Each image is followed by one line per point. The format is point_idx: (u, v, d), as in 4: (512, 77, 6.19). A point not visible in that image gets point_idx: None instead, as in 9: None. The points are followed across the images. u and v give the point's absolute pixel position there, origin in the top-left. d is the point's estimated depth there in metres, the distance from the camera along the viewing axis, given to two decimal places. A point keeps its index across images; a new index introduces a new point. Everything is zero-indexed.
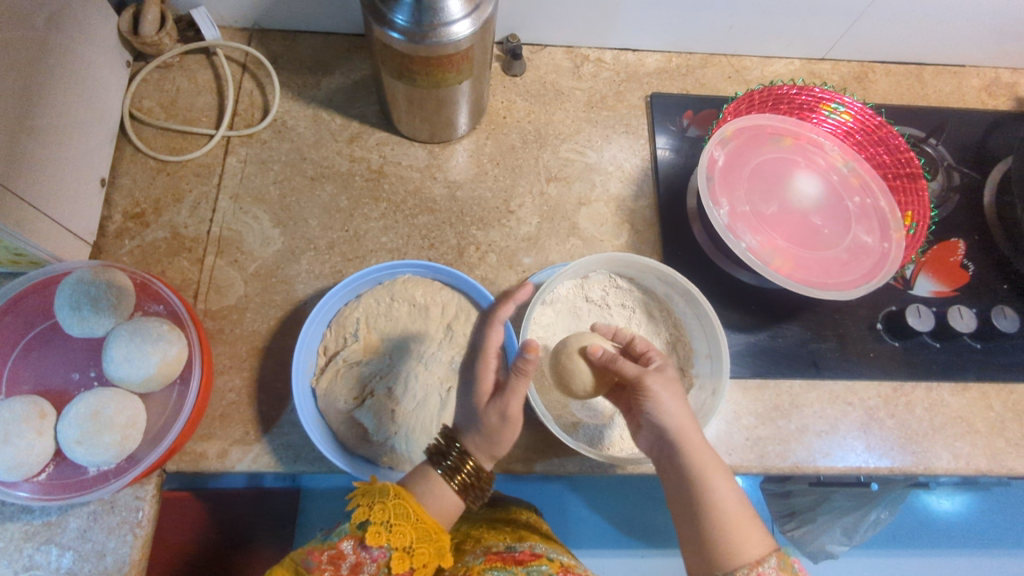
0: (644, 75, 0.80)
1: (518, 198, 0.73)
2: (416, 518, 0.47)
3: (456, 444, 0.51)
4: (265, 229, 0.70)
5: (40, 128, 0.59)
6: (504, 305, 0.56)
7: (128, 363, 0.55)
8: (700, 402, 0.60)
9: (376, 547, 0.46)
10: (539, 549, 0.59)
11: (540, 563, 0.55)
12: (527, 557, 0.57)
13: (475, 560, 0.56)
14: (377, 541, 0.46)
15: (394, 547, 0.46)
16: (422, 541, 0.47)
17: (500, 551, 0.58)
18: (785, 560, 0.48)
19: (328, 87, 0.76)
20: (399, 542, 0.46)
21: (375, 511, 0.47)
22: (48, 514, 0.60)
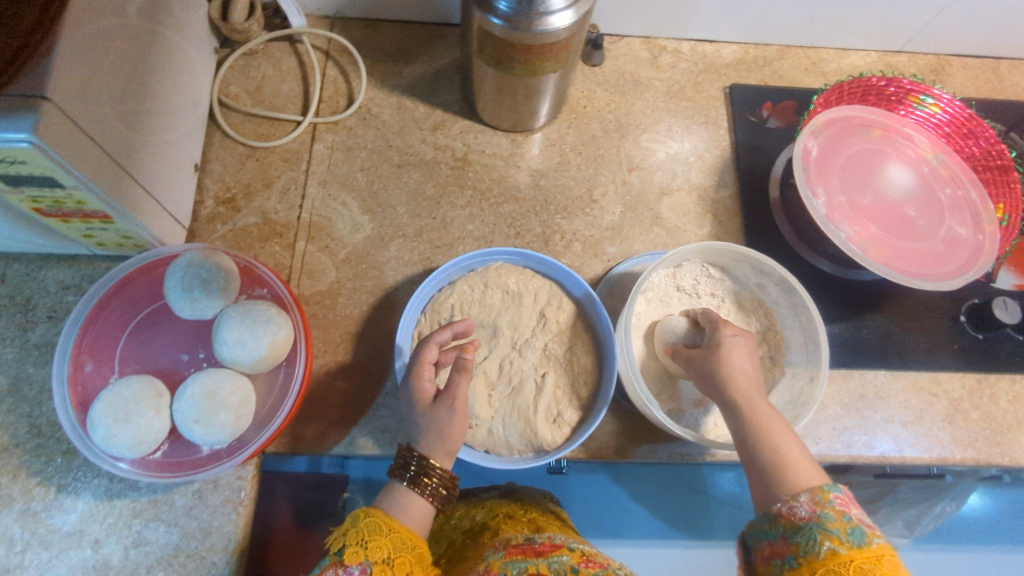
0: (722, 66, 0.80)
1: (600, 187, 0.74)
2: (391, 528, 0.48)
3: (412, 452, 0.52)
4: (355, 215, 0.71)
5: (148, 112, 0.60)
6: (440, 329, 0.58)
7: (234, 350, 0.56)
8: (797, 390, 0.62)
9: (354, 562, 0.46)
10: (560, 540, 0.60)
11: (560, 554, 0.56)
12: (547, 548, 0.58)
13: (496, 555, 0.57)
14: (355, 558, 0.46)
15: (375, 560, 0.46)
16: (401, 551, 0.47)
17: (520, 544, 0.59)
18: (820, 493, 0.45)
19: (410, 76, 0.77)
20: (377, 555, 0.46)
21: (349, 533, 0.48)
22: (154, 491, 0.61)
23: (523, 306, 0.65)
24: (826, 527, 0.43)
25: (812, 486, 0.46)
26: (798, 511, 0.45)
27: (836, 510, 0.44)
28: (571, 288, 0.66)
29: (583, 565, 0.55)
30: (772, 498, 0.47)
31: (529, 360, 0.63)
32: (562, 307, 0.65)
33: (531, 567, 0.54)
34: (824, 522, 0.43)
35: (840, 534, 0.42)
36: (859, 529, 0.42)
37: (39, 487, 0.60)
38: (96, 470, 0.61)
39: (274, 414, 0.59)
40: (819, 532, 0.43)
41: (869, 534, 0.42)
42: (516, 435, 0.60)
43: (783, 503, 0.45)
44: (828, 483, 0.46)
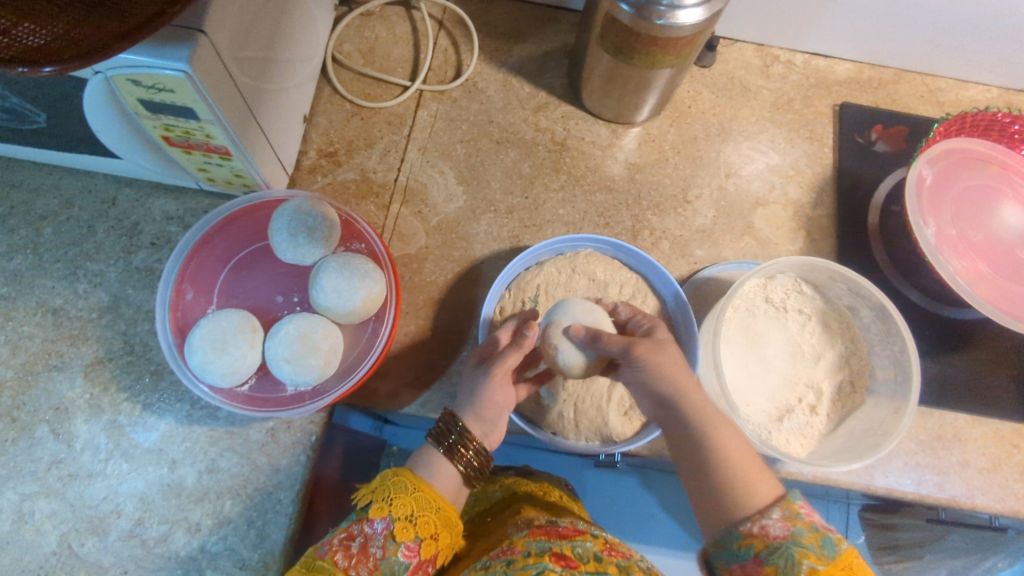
0: (834, 83, 0.78)
1: (695, 189, 0.73)
2: (416, 487, 0.49)
3: (456, 420, 0.52)
4: (450, 184, 0.72)
5: (276, 58, 0.61)
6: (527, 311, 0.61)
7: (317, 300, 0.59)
8: (879, 419, 0.61)
9: (379, 518, 0.48)
10: (584, 525, 0.59)
11: (584, 538, 0.56)
12: (572, 533, 0.57)
13: (519, 533, 0.57)
14: (380, 513, 0.48)
15: (398, 517, 0.48)
16: (425, 511, 0.49)
17: (543, 524, 0.59)
18: (790, 510, 0.46)
19: (519, 55, 0.77)
20: (401, 511, 0.48)
21: (376, 490, 0.49)
22: (231, 423, 0.63)
23: (608, 296, 0.65)
24: (801, 544, 0.44)
25: (777, 503, 0.47)
26: (770, 530, 0.46)
27: (806, 524, 0.45)
28: (658, 285, 0.66)
29: (607, 554, 0.54)
30: (735, 516, 0.48)
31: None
32: (648, 302, 0.65)
33: (553, 546, 0.53)
34: (798, 538, 0.45)
35: (816, 550, 0.44)
36: (830, 539, 0.44)
37: (127, 402, 0.63)
38: (179, 395, 0.64)
39: (358, 366, 0.61)
40: (797, 551, 0.44)
41: (838, 542, 0.44)
42: (585, 420, 0.61)
43: (755, 524, 0.47)
44: (791, 496, 0.47)
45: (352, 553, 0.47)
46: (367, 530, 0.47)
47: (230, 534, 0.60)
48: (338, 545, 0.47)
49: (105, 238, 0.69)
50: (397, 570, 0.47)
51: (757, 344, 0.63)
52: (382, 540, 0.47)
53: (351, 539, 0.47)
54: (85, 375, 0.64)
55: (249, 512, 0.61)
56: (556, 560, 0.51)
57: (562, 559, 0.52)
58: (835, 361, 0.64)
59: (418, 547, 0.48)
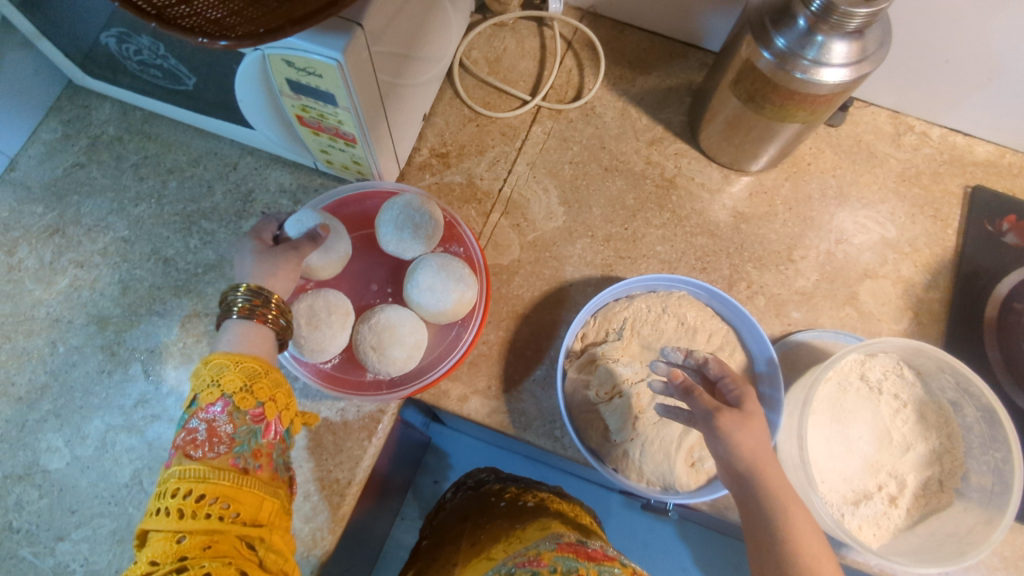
0: (970, 163, 0.74)
1: (802, 249, 0.71)
2: (238, 362, 0.47)
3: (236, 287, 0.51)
4: (552, 203, 0.72)
5: (414, 57, 0.63)
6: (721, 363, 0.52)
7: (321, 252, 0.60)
8: (965, 525, 0.57)
9: (213, 401, 0.46)
10: (615, 552, 0.56)
11: (612, 565, 0.53)
12: (601, 556, 0.55)
13: (547, 545, 0.56)
14: (212, 397, 0.46)
15: (231, 392, 0.46)
16: (256, 377, 0.47)
17: (573, 543, 0.57)
18: None
19: (642, 86, 0.77)
20: (233, 386, 0.46)
21: (195, 383, 0.47)
22: (304, 395, 0.64)
23: (695, 342, 0.63)
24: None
25: None
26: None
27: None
28: (748, 341, 0.64)
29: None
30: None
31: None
32: (736, 358, 0.63)
33: (580, 567, 0.52)
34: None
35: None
36: None
37: None
38: None
39: (435, 366, 0.62)
40: None
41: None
42: (650, 463, 0.59)
43: None
44: None
45: (200, 442, 0.44)
46: (203, 417, 0.45)
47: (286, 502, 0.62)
48: (185, 442, 0.45)
49: (222, 200, 0.73)
50: (253, 437, 0.46)
51: (845, 422, 0.60)
52: (226, 417, 0.45)
53: (194, 430, 0.45)
54: (182, 325, 0.67)
55: (307, 485, 0.62)
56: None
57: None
58: (924, 454, 0.61)
59: (264, 412, 0.47)
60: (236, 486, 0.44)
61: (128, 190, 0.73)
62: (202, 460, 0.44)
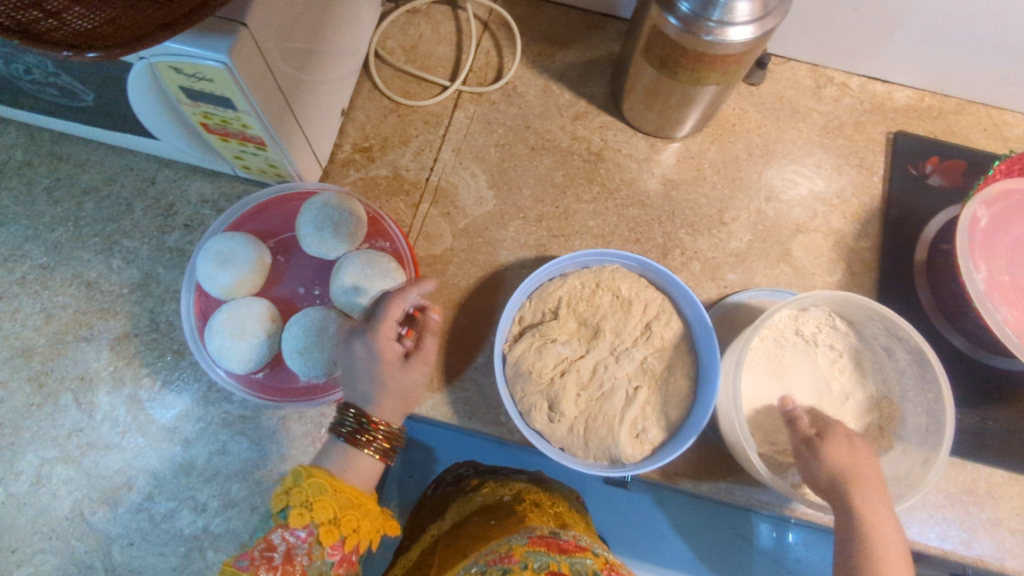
0: (891, 110, 0.74)
1: (732, 210, 0.71)
2: (336, 489, 0.47)
3: (347, 408, 0.53)
4: (481, 188, 0.71)
5: (319, 52, 0.61)
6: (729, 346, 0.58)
7: (229, 262, 0.58)
8: (904, 467, 0.58)
9: (298, 526, 0.45)
10: (587, 541, 0.56)
11: (585, 556, 0.53)
12: (573, 547, 0.54)
13: (519, 538, 0.55)
14: (299, 521, 0.45)
15: (320, 522, 0.45)
16: (348, 509, 0.47)
17: (545, 535, 0.56)
18: None
19: (562, 61, 0.76)
20: (323, 516, 0.46)
21: (292, 495, 0.46)
22: (244, 408, 0.64)
23: (630, 314, 0.63)
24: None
25: None
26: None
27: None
28: (682, 307, 0.64)
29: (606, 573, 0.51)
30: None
31: (624, 369, 0.62)
32: (671, 325, 0.63)
33: (552, 562, 0.51)
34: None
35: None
36: None
37: (148, 378, 0.65)
38: (197, 375, 0.65)
39: None
40: None
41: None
42: (596, 440, 0.59)
43: None
44: None
45: (274, 565, 0.44)
46: (287, 538, 0.45)
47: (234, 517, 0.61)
48: (258, 558, 0.44)
49: (142, 216, 0.70)
50: (325, 567, 0.46)
51: (784, 376, 0.61)
52: (306, 547, 0.45)
53: (272, 550, 0.45)
54: (111, 348, 0.66)
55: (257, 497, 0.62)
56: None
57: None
58: (863, 402, 0.61)
59: (343, 544, 0.46)
60: None
61: (42, 216, 0.70)
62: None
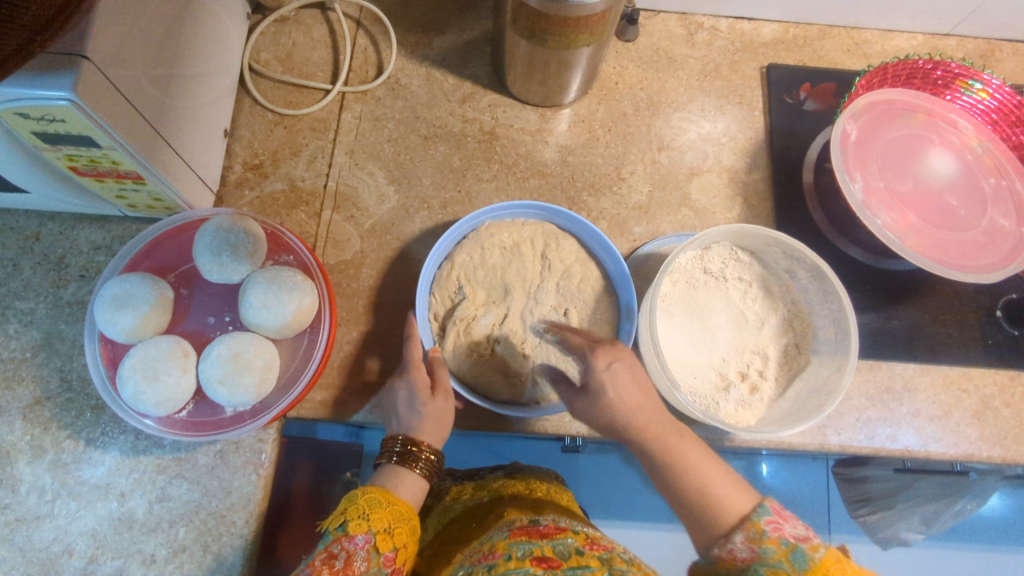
0: (760, 45, 0.78)
1: (629, 165, 0.73)
2: (390, 502, 0.51)
3: (395, 440, 0.55)
4: (381, 185, 0.71)
5: (183, 73, 0.59)
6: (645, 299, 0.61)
7: (127, 304, 0.56)
8: (822, 378, 0.61)
9: (358, 534, 0.49)
10: (565, 522, 0.55)
11: (565, 536, 0.52)
12: (553, 531, 0.53)
13: (500, 535, 0.54)
14: (359, 529, 0.49)
15: (376, 531, 0.49)
16: (401, 522, 0.50)
17: (524, 525, 0.55)
18: (755, 530, 0.44)
19: (440, 47, 0.76)
20: (379, 526, 0.49)
21: (350, 510, 0.50)
22: (178, 450, 0.62)
23: (524, 257, 0.64)
24: (769, 564, 0.42)
25: (744, 519, 0.45)
26: (737, 554, 0.44)
27: (773, 541, 0.43)
28: (595, 262, 0.65)
29: (589, 548, 0.50)
30: (707, 542, 0.46)
31: (546, 304, 0.63)
32: (590, 271, 0.65)
33: (535, 548, 0.49)
34: (764, 560, 0.43)
35: (785, 565, 0.42)
36: (800, 551, 0.42)
37: (70, 439, 0.62)
38: (122, 427, 0.63)
39: (298, 378, 0.60)
40: (763, 569, 0.42)
41: (811, 551, 0.42)
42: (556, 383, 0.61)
43: (721, 547, 0.45)
44: (759, 507, 0.46)
45: (336, 570, 0.48)
46: (346, 547, 0.49)
47: (187, 562, 0.60)
48: (322, 564, 0.48)
49: (32, 274, 0.66)
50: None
51: (699, 312, 0.63)
52: (365, 554, 0.49)
53: (334, 557, 0.48)
54: (23, 417, 0.62)
55: (206, 537, 0.60)
56: (538, 562, 0.47)
57: (543, 560, 0.48)
58: (778, 325, 0.64)
59: (397, 556, 0.50)
60: None
61: None
62: None
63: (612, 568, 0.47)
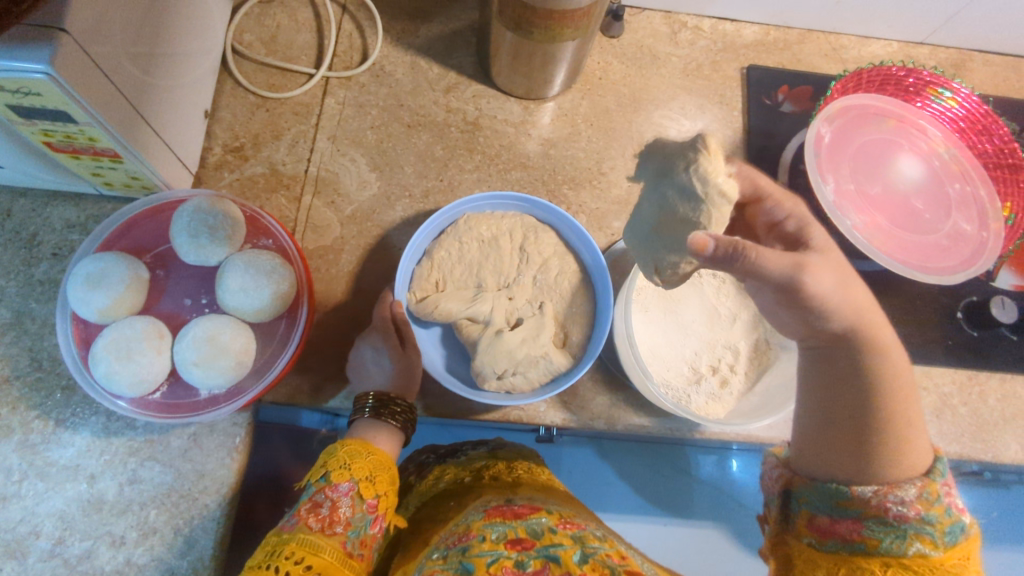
0: (741, 46, 0.79)
1: (610, 160, 0.74)
2: (368, 452, 0.53)
3: (366, 395, 0.57)
4: (362, 172, 0.71)
5: (164, 51, 0.59)
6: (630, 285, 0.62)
7: (101, 283, 0.55)
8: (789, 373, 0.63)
9: (342, 482, 0.51)
10: (540, 502, 0.56)
11: (539, 516, 0.53)
12: (526, 510, 0.54)
13: (474, 516, 0.54)
14: (341, 477, 0.51)
15: (359, 479, 0.52)
16: (381, 471, 0.53)
17: (500, 505, 0.55)
18: (929, 489, 0.44)
19: (426, 35, 0.76)
20: (360, 474, 0.52)
21: (330, 461, 0.52)
22: (150, 431, 0.62)
23: (502, 250, 0.65)
24: (922, 527, 0.42)
25: (921, 476, 0.45)
26: (891, 506, 0.43)
27: (938, 509, 0.43)
28: (579, 249, 0.67)
29: (562, 527, 0.51)
30: (862, 480, 0.45)
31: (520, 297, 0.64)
32: (567, 265, 0.66)
33: (509, 529, 0.50)
34: (922, 523, 0.42)
35: (939, 537, 0.42)
36: (960, 526, 0.43)
37: (38, 420, 0.61)
38: (93, 408, 0.62)
39: (273, 363, 0.60)
40: (911, 531, 0.42)
41: (965, 531, 0.43)
42: (535, 369, 0.61)
43: (879, 491, 0.44)
44: (938, 469, 0.45)
45: (323, 515, 0.49)
46: (330, 494, 0.50)
47: (157, 545, 0.59)
48: (308, 513, 0.49)
49: (2, 251, 0.64)
50: (364, 525, 0.51)
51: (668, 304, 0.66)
52: (349, 500, 0.50)
53: (319, 504, 0.50)
54: None
55: (178, 519, 0.60)
56: (513, 545, 0.48)
57: (517, 543, 0.49)
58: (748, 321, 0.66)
59: (379, 503, 0.52)
60: (334, 564, 0.48)
61: None
62: (316, 531, 0.48)
63: (584, 547, 0.48)
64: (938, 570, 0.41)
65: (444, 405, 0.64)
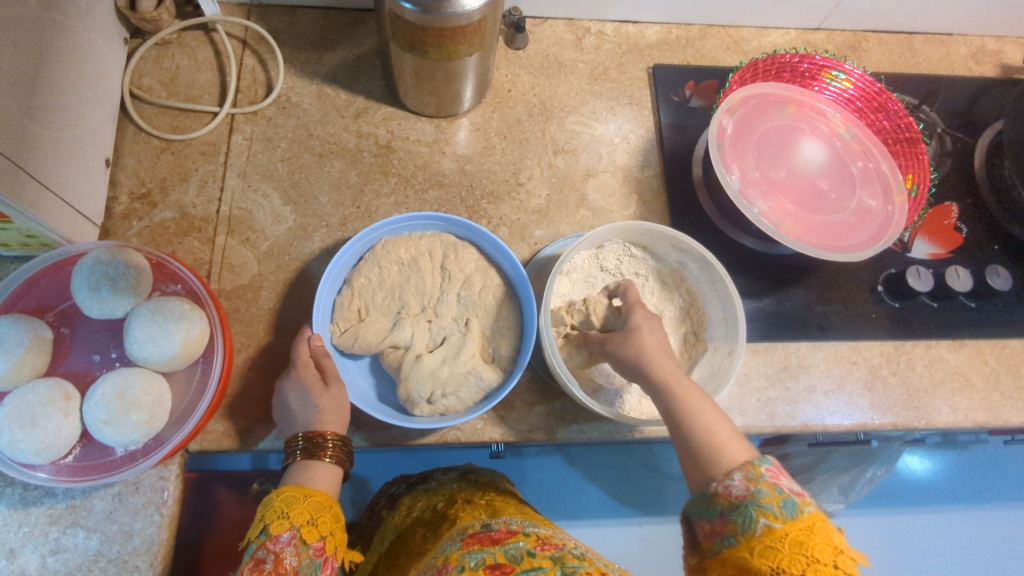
0: (645, 47, 0.80)
1: (526, 170, 0.74)
2: (307, 495, 0.51)
3: (296, 438, 0.55)
4: (276, 207, 0.70)
5: (49, 103, 0.57)
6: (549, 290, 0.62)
7: None
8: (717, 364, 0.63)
9: (282, 532, 0.49)
10: (516, 524, 0.54)
11: (516, 540, 0.51)
12: (504, 535, 0.52)
13: (452, 546, 0.53)
14: (281, 528, 0.49)
15: (300, 525, 0.50)
16: (323, 511, 0.51)
17: (477, 532, 0.54)
18: (753, 471, 0.46)
19: (331, 63, 0.76)
20: (301, 519, 0.50)
21: (268, 513, 0.50)
22: (72, 497, 0.59)
23: (422, 270, 0.65)
24: (761, 504, 0.44)
25: (745, 462, 0.47)
26: (733, 489, 0.45)
27: (769, 485, 0.45)
28: (500, 262, 0.66)
29: (540, 549, 0.50)
30: (707, 478, 0.47)
31: (445, 315, 0.64)
32: (490, 279, 0.65)
33: (487, 556, 0.49)
34: (758, 499, 0.44)
35: (775, 509, 0.43)
36: (791, 500, 0.44)
37: None
38: (8, 480, 0.59)
39: (193, 411, 0.58)
40: (754, 509, 0.44)
41: (800, 503, 0.44)
42: (465, 387, 0.60)
43: (720, 482, 0.46)
44: (758, 457, 0.47)
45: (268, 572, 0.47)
46: (271, 548, 0.48)
47: None
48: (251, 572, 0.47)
49: None
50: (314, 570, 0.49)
51: None
52: (293, 549, 0.49)
53: (262, 561, 0.48)
54: None
55: None
56: (492, 570, 0.47)
57: (496, 568, 0.47)
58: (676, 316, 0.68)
59: (326, 545, 0.50)
60: None
61: None
62: None
63: (563, 566, 0.47)
64: (784, 539, 0.42)
65: (379, 435, 0.63)
